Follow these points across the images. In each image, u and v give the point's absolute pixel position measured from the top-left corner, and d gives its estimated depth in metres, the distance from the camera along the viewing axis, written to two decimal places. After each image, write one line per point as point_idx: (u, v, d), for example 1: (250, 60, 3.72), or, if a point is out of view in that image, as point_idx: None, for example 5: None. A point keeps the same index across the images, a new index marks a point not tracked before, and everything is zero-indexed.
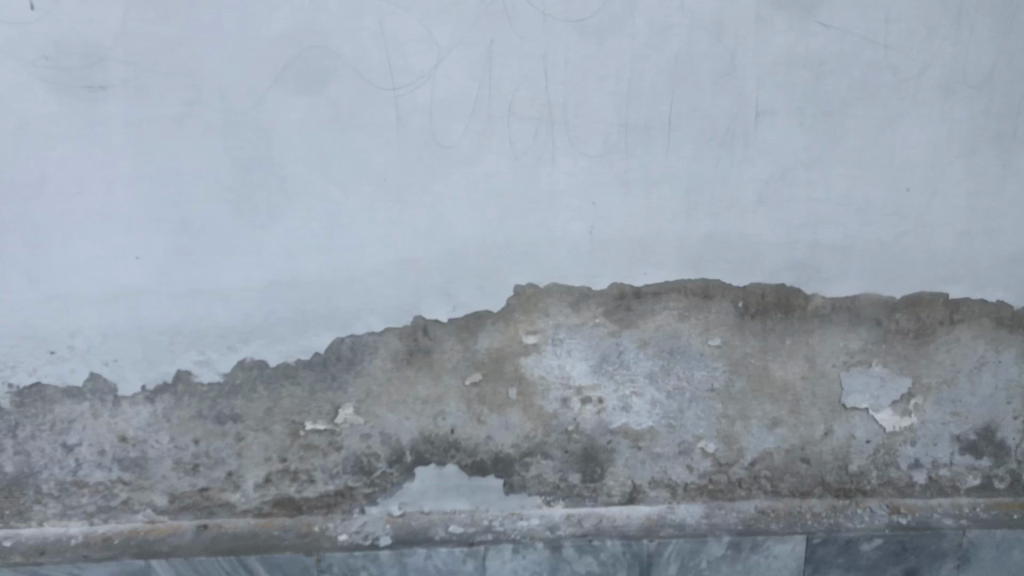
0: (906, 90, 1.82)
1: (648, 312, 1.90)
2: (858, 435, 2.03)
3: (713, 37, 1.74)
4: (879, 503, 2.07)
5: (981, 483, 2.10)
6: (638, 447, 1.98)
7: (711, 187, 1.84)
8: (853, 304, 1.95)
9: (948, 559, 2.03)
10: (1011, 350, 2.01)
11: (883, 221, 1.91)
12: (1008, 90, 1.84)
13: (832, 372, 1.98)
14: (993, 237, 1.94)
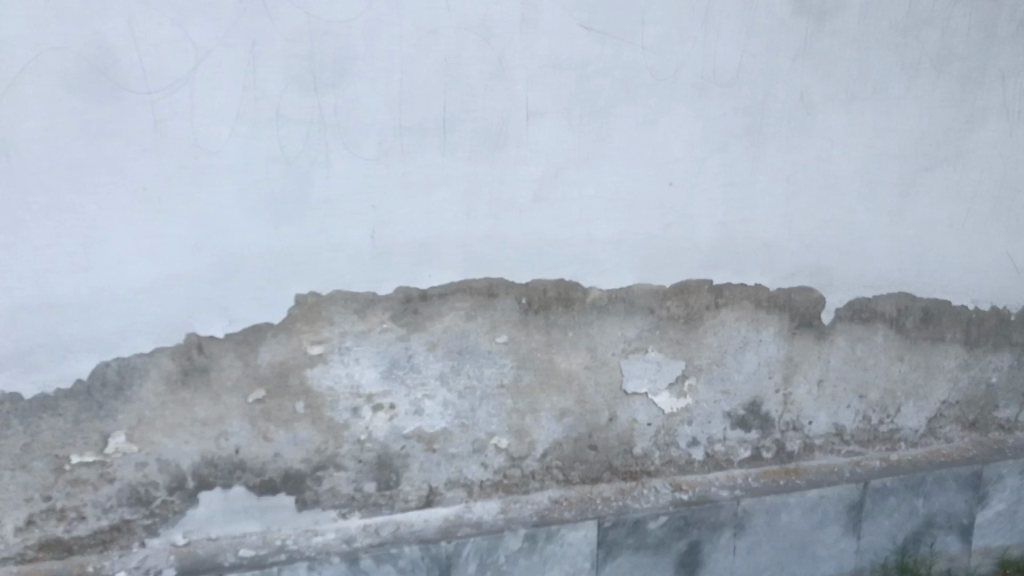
0: (664, 89, 1.93)
1: (435, 314, 1.89)
2: (639, 419, 2.12)
3: (481, 39, 1.77)
4: (662, 482, 2.18)
5: (751, 455, 2.26)
6: (432, 450, 1.98)
7: (489, 187, 1.86)
8: (628, 294, 2.04)
9: (727, 529, 2.17)
10: (770, 329, 2.17)
11: (651, 215, 2.00)
12: (753, 88, 1.99)
13: (612, 361, 2.06)
14: (748, 225, 2.09)
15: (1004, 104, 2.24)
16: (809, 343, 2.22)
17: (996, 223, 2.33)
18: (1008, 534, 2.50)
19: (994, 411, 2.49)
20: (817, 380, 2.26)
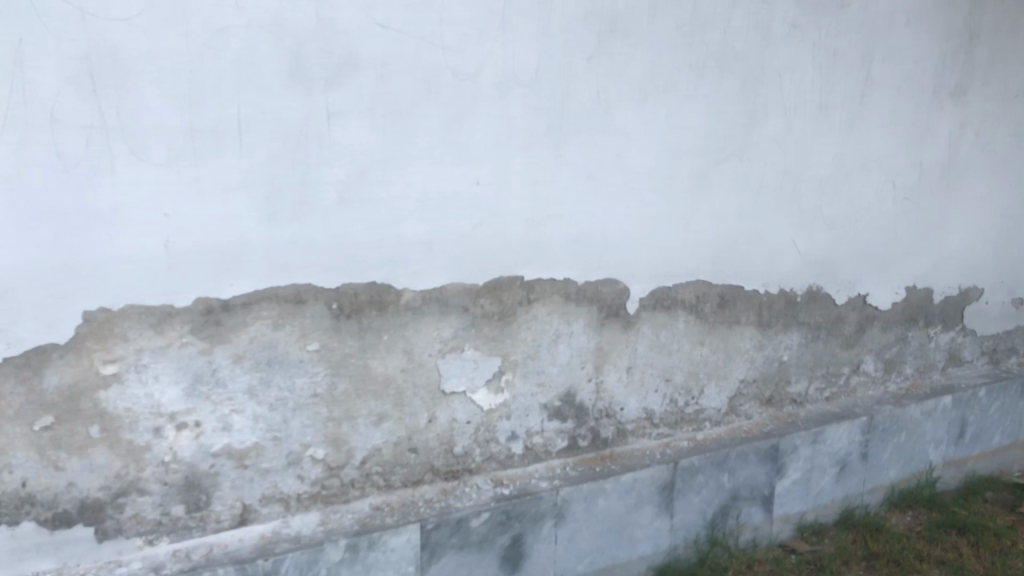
0: (466, 89, 1.95)
1: (240, 324, 1.82)
2: (458, 418, 2.13)
3: (276, 38, 1.73)
4: (483, 479, 2.20)
5: (568, 444, 2.32)
6: (244, 466, 1.90)
7: (291, 191, 1.81)
8: (441, 294, 2.03)
9: (548, 519, 2.20)
10: (580, 321, 2.23)
11: (459, 214, 2.01)
12: (551, 88, 2.05)
13: (429, 361, 2.06)
14: (554, 222, 2.14)
15: (783, 101, 2.41)
16: (618, 333, 2.31)
17: (781, 211, 2.49)
18: (804, 501, 2.68)
19: (787, 386, 2.67)
20: (627, 368, 2.35)
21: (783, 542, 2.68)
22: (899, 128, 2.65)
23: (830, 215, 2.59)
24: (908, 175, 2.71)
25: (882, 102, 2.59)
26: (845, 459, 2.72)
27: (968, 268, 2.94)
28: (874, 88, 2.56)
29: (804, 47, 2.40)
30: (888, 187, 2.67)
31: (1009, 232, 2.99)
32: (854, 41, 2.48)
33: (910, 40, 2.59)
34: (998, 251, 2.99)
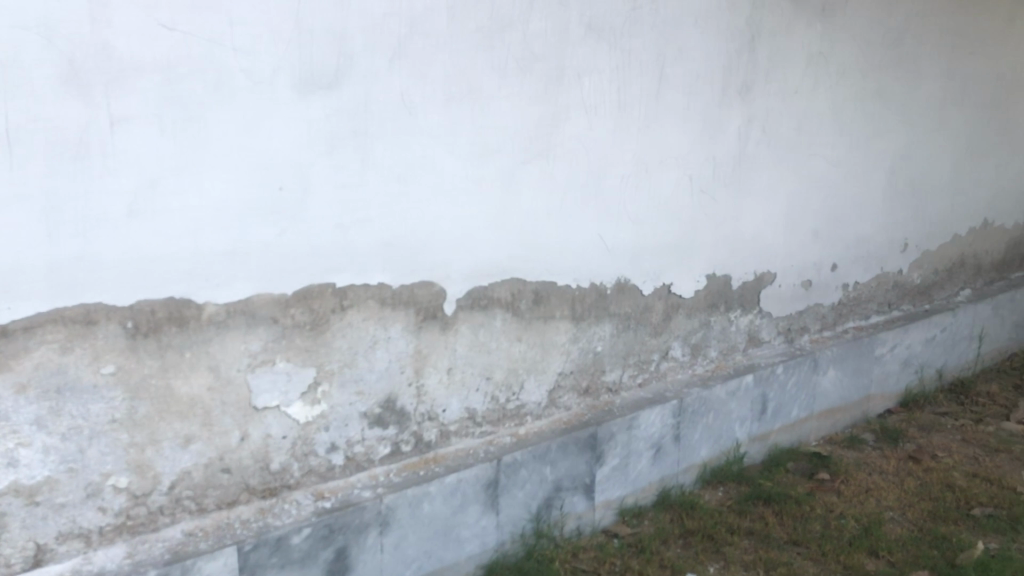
0: (262, 92, 1.88)
1: (21, 350, 1.68)
2: (273, 433, 2.06)
3: (46, 40, 1.61)
4: (303, 493, 2.14)
5: (390, 451, 2.30)
6: (36, 503, 1.75)
7: (73, 204, 1.69)
8: (247, 306, 1.96)
9: (373, 528, 2.17)
10: (396, 325, 2.21)
11: (262, 222, 1.94)
12: (352, 90, 2.02)
13: (238, 377, 1.98)
14: (363, 226, 2.10)
15: (583, 100, 2.47)
16: (435, 335, 2.30)
17: (587, 208, 2.56)
18: (623, 485, 2.77)
19: (601, 376, 2.76)
20: (446, 369, 2.35)
21: (606, 528, 2.76)
22: (693, 125, 2.78)
23: (633, 209, 2.69)
24: (703, 169, 2.85)
25: (676, 100, 2.70)
26: (659, 442, 2.84)
27: (762, 254, 3.13)
28: (668, 87, 2.67)
29: (600, 48, 2.47)
30: (685, 181, 2.80)
31: (796, 219, 3.20)
32: (647, 41, 2.58)
33: (699, 40, 2.71)
34: (787, 236, 3.19)
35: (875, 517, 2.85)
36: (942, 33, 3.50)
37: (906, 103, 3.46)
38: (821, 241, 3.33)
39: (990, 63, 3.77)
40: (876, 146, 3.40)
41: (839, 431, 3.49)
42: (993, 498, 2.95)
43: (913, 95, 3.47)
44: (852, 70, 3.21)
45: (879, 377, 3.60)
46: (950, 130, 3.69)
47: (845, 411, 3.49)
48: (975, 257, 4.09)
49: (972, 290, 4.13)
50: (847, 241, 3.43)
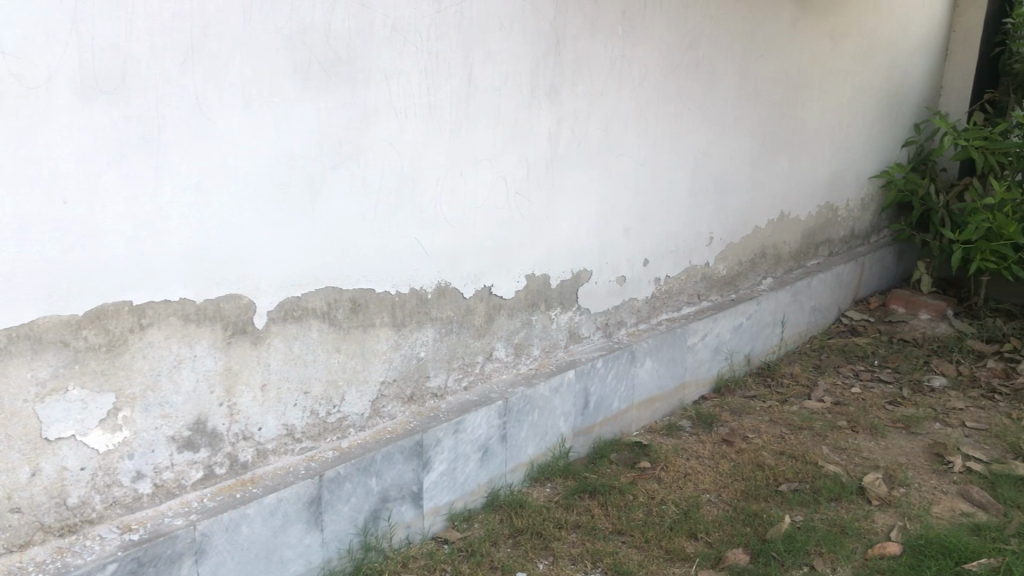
0: (37, 98, 1.74)
1: None
2: (69, 465, 1.91)
3: None
4: (106, 527, 2.00)
5: (203, 474, 2.19)
6: None
7: None
8: (32, 330, 1.80)
9: (186, 558, 2.05)
10: (203, 342, 2.10)
11: (44, 238, 1.79)
12: (141, 95, 1.90)
13: (24, 408, 1.82)
14: (160, 239, 1.98)
15: (391, 103, 2.43)
16: (246, 349, 2.20)
17: (402, 212, 2.53)
18: (452, 490, 2.76)
19: (425, 382, 2.73)
20: (260, 385, 2.26)
21: (436, 534, 2.74)
22: (504, 127, 2.80)
23: (449, 212, 2.68)
24: (516, 170, 2.87)
25: (486, 103, 2.71)
26: (485, 444, 2.84)
27: (578, 252, 3.20)
28: (477, 89, 2.67)
29: (407, 50, 2.44)
30: (499, 183, 2.82)
31: (608, 217, 3.30)
32: (454, 44, 2.57)
33: (506, 42, 2.73)
34: (600, 234, 3.28)
35: (693, 500, 2.97)
36: (735, 37, 3.69)
37: (705, 103, 3.62)
38: (633, 237, 3.44)
39: (778, 65, 4.01)
40: (679, 145, 3.55)
41: (659, 420, 3.63)
42: (798, 473, 3.13)
43: (711, 96, 3.64)
44: (653, 71, 3.32)
45: (693, 365, 3.77)
46: (746, 129, 3.91)
47: (663, 400, 3.63)
48: (775, 247, 4.36)
49: (774, 278, 4.40)
50: (657, 236, 3.56)
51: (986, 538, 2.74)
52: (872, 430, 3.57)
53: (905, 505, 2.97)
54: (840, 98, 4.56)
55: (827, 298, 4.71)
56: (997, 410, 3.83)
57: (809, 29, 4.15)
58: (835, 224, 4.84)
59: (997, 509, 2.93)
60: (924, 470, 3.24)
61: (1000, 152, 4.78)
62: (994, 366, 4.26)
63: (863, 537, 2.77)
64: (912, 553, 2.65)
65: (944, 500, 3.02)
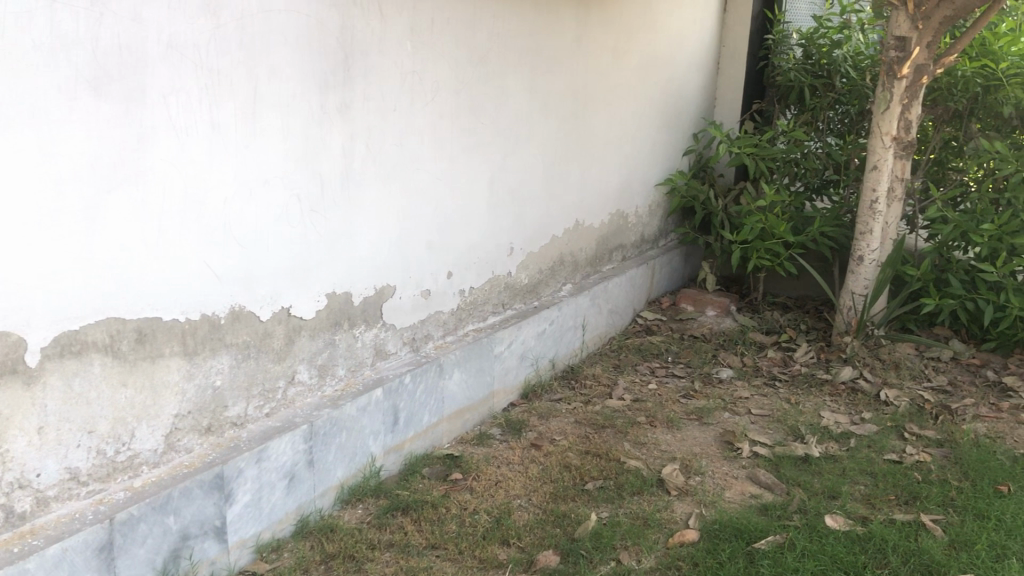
0: None
1: None
2: None
3: None
4: None
5: None
6: None
7: None
8: None
9: None
10: None
11: None
12: None
13: None
14: None
15: (170, 122, 2.32)
16: (18, 390, 2.03)
17: (188, 235, 2.42)
18: (258, 521, 2.66)
19: (223, 411, 2.62)
20: (36, 429, 2.08)
21: (243, 568, 2.63)
22: (294, 144, 2.73)
23: (240, 233, 2.59)
24: (310, 188, 2.81)
25: (274, 119, 2.63)
26: (291, 470, 2.76)
27: (379, 268, 3.17)
28: (264, 106, 2.59)
29: (184, 67, 2.33)
30: (292, 201, 2.75)
31: (408, 232, 3.29)
32: (235, 60, 2.48)
33: (292, 58, 2.66)
34: (401, 249, 3.26)
35: (504, 506, 3.02)
36: (522, 52, 3.78)
37: (497, 117, 3.69)
38: (434, 251, 3.45)
39: (565, 80, 4.15)
40: (475, 158, 3.59)
41: (469, 430, 3.66)
42: (602, 470, 3.25)
43: (502, 110, 3.71)
44: (445, 86, 3.34)
45: (500, 374, 3.83)
46: (538, 141, 4.02)
47: (472, 410, 3.67)
48: (573, 254, 4.51)
49: (573, 284, 4.54)
50: (458, 249, 3.59)
51: (773, 517, 2.95)
52: (669, 424, 3.77)
53: (700, 492, 3.15)
54: (624, 110, 4.79)
55: (623, 301, 4.93)
56: (777, 396, 4.15)
57: (592, 45, 4.33)
58: (627, 230, 5.07)
59: (781, 489, 3.17)
60: (717, 457, 3.45)
61: (768, 158, 5.20)
62: (773, 355, 4.61)
63: (664, 527, 2.91)
64: (708, 538, 2.81)
65: (735, 484, 3.23)
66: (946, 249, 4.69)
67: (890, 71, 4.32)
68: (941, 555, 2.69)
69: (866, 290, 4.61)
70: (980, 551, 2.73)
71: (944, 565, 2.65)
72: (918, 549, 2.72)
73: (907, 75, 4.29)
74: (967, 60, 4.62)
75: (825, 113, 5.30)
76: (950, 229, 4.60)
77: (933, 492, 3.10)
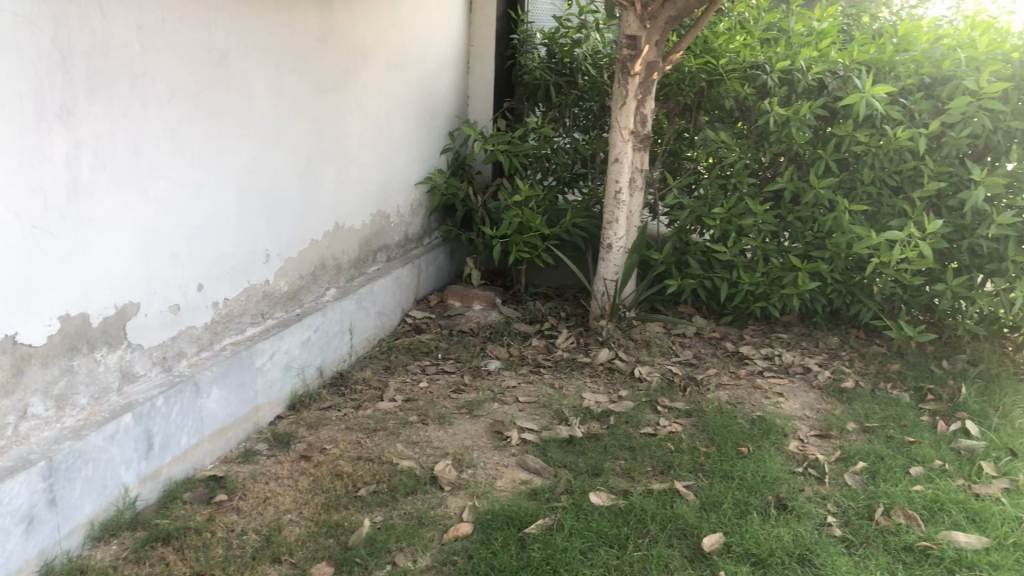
0: None
1: None
2: None
3: None
4: None
5: None
6: None
7: None
8: None
9: None
10: None
11: None
12: None
13: None
14: None
15: None
16: None
17: None
18: None
19: None
20: None
21: None
22: (9, 155, 2.46)
23: None
24: (32, 203, 2.56)
25: None
26: (30, 512, 2.52)
27: (119, 286, 2.95)
28: None
29: None
30: (11, 218, 2.48)
31: (150, 245, 3.08)
32: None
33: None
34: (142, 264, 3.05)
35: (274, 523, 2.92)
36: (264, 52, 3.65)
37: (242, 120, 3.55)
38: (181, 263, 3.26)
39: (312, 80, 4.06)
40: (220, 163, 3.43)
41: (233, 448, 3.50)
42: (375, 475, 3.22)
43: (247, 112, 3.57)
44: (180, 89, 3.16)
45: (263, 386, 3.69)
46: (288, 143, 3.90)
47: (235, 427, 3.51)
48: (334, 258, 4.42)
49: (336, 288, 4.46)
50: (207, 260, 3.42)
51: (542, 500, 3.05)
52: (439, 420, 3.79)
53: (472, 484, 3.20)
54: (376, 110, 4.76)
55: (389, 302, 4.91)
56: (542, 382, 4.29)
57: (338, 43, 4.26)
58: (389, 230, 5.04)
59: (549, 472, 3.29)
60: (487, 448, 3.52)
61: (520, 154, 5.37)
62: (537, 343, 4.77)
63: (438, 523, 2.92)
64: (481, 529, 2.86)
65: (506, 473, 3.30)
66: (685, 233, 5.06)
67: (624, 69, 4.57)
68: (693, 518, 2.90)
69: (616, 276, 4.88)
70: (726, 509, 2.96)
71: (696, 527, 2.86)
72: (674, 515, 2.92)
73: (640, 72, 4.57)
74: (692, 57, 4.98)
75: (571, 110, 5.55)
76: (686, 215, 4.96)
77: (684, 459, 3.34)
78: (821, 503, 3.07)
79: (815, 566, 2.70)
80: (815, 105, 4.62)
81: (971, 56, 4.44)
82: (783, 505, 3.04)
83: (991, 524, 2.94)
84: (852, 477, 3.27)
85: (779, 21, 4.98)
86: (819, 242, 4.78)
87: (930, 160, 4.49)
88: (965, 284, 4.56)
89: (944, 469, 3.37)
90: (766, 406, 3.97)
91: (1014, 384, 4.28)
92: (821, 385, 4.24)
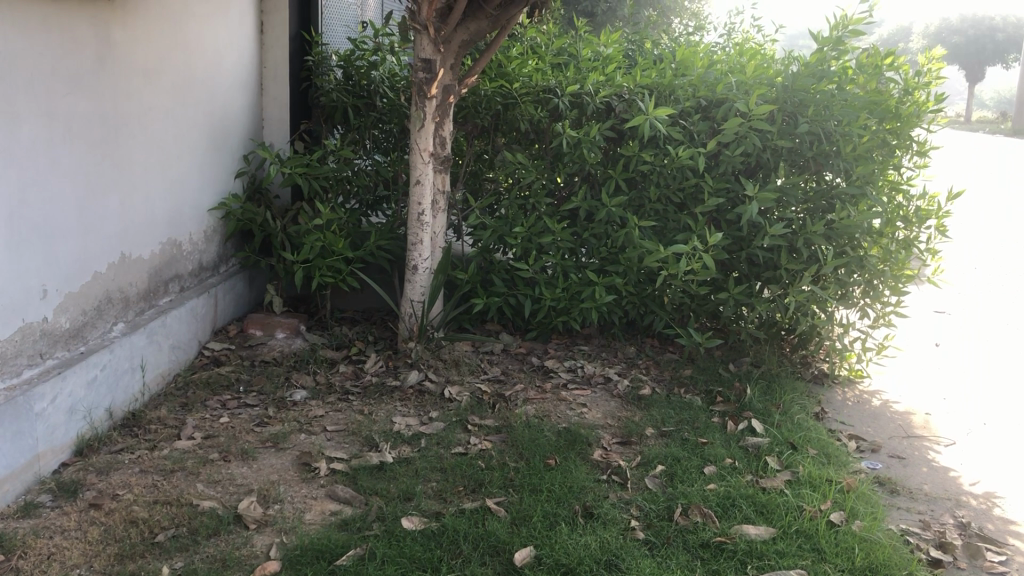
0: None
1: None
2: None
3: None
4: None
5: None
6: None
7: None
8: None
9: None
10: None
11: None
12: None
13: None
14: None
15: None
16: None
17: None
18: None
19: None
20: None
21: None
22: None
23: None
24: None
25: None
26: None
27: None
28: None
29: None
30: None
31: None
32: None
33: None
34: None
35: None
36: (32, 72, 3.39)
37: (9, 145, 3.27)
38: None
39: (88, 102, 3.81)
40: None
41: (12, 502, 3.21)
42: (173, 518, 3.05)
43: (13, 136, 3.30)
44: None
45: (43, 433, 3.41)
46: (63, 170, 3.64)
47: (12, 479, 3.22)
48: (119, 291, 4.15)
49: (124, 323, 4.18)
50: None
51: (353, 530, 2.99)
52: (243, 456, 3.64)
53: (280, 520, 3.10)
54: (162, 133, 4.53)
55: (184, 334, 4.67)
56: (351, 409, 4.22)
57: (117, 63, 4.03)
58: (180, 259, 4.79)
59: (359, 501, 3.23)
60: (295, 481, 3.41)
61: (320, 177, 5.26)
62: (344, 370, 4.68)
63: (243, 564, 2.80)
64: (290, 566, 2.77)
65: (314, 506, 3.22)
66: (488, 252, 5.14)
67: (420, 92, 4.58)
68: (505, 534, 2.94)
69: (422, 297, 4.87)
70: (535, 522, 3.02)
71: (507, 543, 2.90)
72: (485, 533, 2.95)
73: (436, 95, 4.61)
74: (487, 81, 5.06)
75: (370, 133, 5.51)
76: (488, 234, 5.04)
77: (494, 476, 3.38)
78: (624, 508, 3.20)
79: (620, 569, 2.81)
80: (603, 127, 4.84)
81: (740, 81, 4.81)
82: (589, 514, 3.14)
83: (777, 515, 3.17)
84: (652, 480, 3.42)
85: (568, 47, 5.19)
86: (614, 257, 4.99)
87: (709, 177, 4.81)
88: (745, 292, 4.90)
89: (734, 466, 3.60)
90: (572, 417, 4.09)
91: (792, 382, 4.64)
92: (621, 393, 4.42)
